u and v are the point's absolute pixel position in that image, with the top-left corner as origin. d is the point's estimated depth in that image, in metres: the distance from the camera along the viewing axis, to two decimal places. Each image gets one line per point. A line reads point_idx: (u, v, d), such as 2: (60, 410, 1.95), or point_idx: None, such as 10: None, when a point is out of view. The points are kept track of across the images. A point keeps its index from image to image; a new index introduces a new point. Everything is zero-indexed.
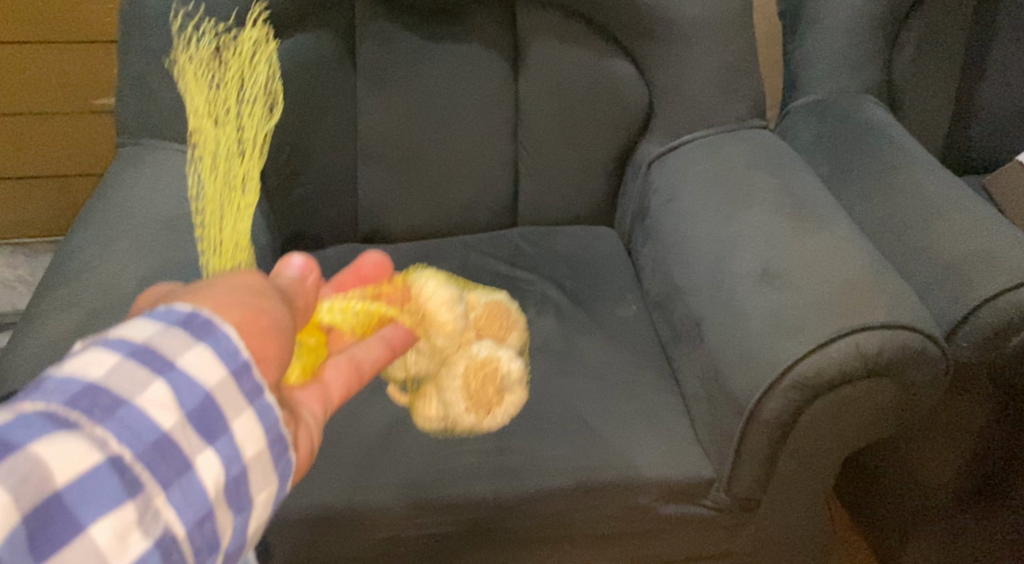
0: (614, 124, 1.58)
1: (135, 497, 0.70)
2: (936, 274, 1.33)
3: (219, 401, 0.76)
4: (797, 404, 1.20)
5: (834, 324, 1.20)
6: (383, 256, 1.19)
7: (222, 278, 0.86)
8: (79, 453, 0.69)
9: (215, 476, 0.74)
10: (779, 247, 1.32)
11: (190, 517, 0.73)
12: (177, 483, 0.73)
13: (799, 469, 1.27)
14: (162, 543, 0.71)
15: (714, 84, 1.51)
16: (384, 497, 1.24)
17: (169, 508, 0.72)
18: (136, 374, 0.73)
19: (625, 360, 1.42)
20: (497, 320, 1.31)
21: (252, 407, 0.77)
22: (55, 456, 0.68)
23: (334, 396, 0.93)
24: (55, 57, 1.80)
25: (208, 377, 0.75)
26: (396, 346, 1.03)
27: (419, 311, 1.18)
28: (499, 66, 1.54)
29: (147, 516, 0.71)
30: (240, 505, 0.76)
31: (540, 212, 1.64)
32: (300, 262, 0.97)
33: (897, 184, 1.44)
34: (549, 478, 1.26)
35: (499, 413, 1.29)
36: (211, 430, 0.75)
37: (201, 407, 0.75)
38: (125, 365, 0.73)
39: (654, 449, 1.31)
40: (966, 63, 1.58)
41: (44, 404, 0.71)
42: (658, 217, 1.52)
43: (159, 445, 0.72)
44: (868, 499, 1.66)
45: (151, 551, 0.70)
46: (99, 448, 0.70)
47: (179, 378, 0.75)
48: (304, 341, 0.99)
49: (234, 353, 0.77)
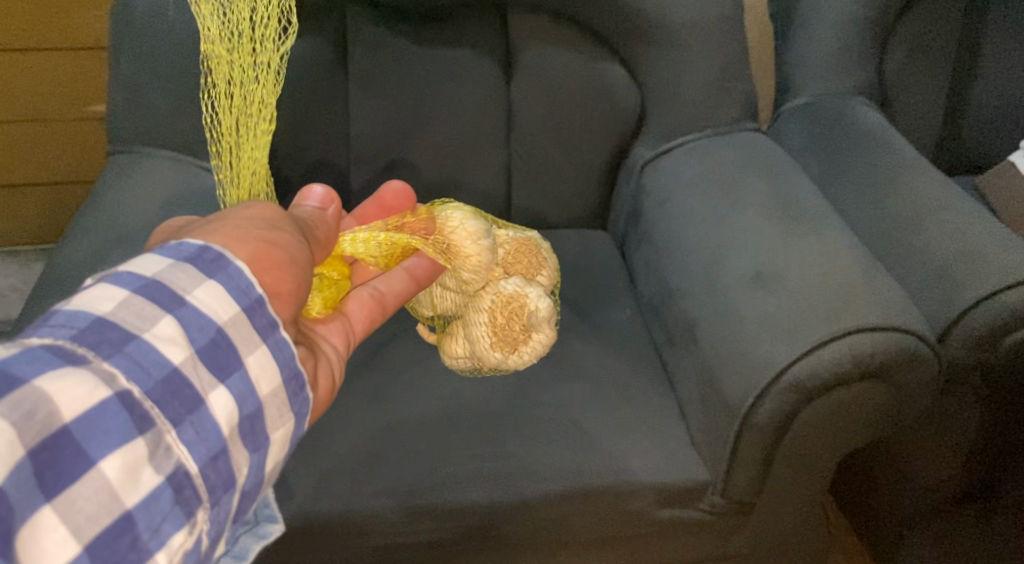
0: (606, 125, 1.47)
1: (146, 433, 0.71)
2: (934, 272, 1.21)
3: (232, 338, 0.77)
4: (791, 409, 1.07)
5: (825, 327, 1.07)
6: (405, 185, 1.14)
7: (233, 213, 0.89)
8: (86, 388, 0.69)
9: (229, 412, 0.75)
10: (772, 246, 1.19)
11: (204, 453, 0.73)
12: (189, 420, 0.73)
13: (788, 481, 1.14)
14: (174, 479, 0.71)
15: (709, 83, 1.41)
16: (378, 503, 1.10)
17: (182, 444, 0.72)
18: (145, 311, 0.74)
19: (635, 372, 1.27)
20: (526, 257, 1.20)
21: (265, 344, 0.80)
22: (60, 393, 0.68)
23: (356, 329, 1.03)
24: (44, 63, 1.73)
25: (221, 313, 0.78)
26: (419, 279, 1.13)
27: (443, 246, 1.10)
28: (484, 69, 1.44)
29: (158, 451, 0.71)
30: (254, 441, 0.78)
31: (533, 217, 1.53)
32: (320, 192, 0.99)
33: (921, 184, 1.33)
34: (554, 506, 1.13)
35: (525, 353, 1.19)
36: (224, 365, 0.76)
37: (212, 343, 0.76)
38: (134, 299, 0.74)
39: (677, 475, 1.15)
40: (957, 65, 1.58)
41: (51, 338, 0.70)
42: (650, 222, 1.39)
43: (170, 381, 0.73)
44: (862, 507, 1.43)
45: (163, 487, 0.71)
46: (108, 383, 0.70)
47: (190, 313, 0.76)
48: (326, 274, 1.01)
49: (244, 290, 0.79)
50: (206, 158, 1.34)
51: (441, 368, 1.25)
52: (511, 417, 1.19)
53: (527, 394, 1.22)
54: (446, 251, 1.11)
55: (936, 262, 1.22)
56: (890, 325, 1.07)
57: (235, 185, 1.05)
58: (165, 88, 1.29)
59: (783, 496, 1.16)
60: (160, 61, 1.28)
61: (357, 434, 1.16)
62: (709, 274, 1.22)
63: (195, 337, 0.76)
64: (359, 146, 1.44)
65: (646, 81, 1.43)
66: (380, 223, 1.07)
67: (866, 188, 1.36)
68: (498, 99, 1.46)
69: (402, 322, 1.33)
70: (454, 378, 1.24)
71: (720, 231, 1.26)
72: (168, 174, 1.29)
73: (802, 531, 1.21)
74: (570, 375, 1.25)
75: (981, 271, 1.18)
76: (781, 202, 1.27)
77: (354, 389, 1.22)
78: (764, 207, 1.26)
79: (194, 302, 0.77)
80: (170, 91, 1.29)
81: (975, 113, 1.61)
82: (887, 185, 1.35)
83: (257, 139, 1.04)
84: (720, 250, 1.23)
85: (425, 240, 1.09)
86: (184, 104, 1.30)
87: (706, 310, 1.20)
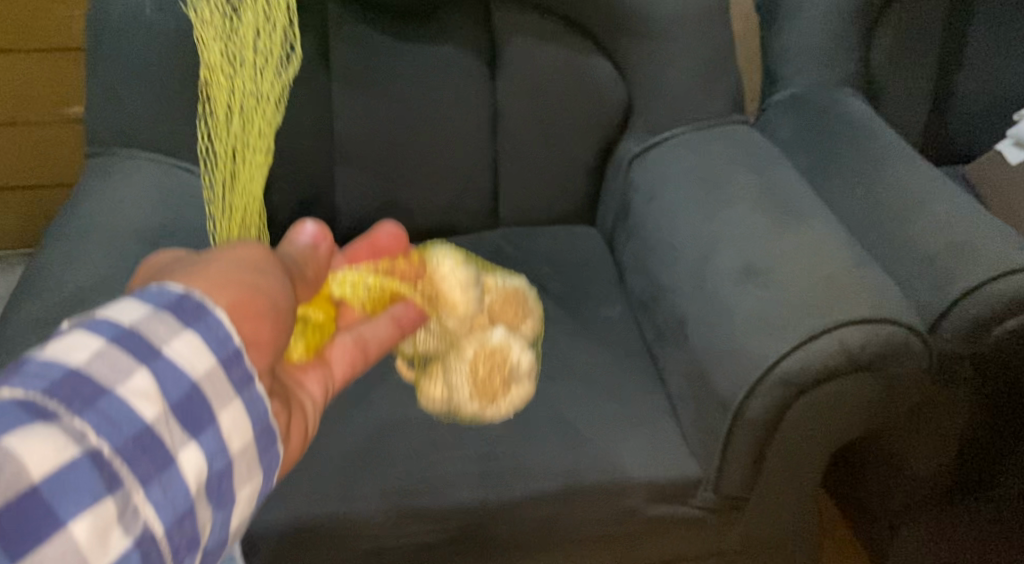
0: (592, 121, 1.46)
1: (114, 494, 0.61)
2: (923, 263, 1.20)
3: (205, 393, 0.67)
4: (783, 404, 1.06)
5: (816, 321, 1.06)
6: (400, 229, 1.04)
7: (221, 253, 0.78)
8: (55, 447, 0.59)
9: (199, 470, 0.65)
10: (761, 240, 1.18)
11: (171, 516, 0.63)
12: (157, 480, 0.63)
13: (781, 474, 1.13)
14: (141, 547, 0.61)
15: (695, 76, 1.41)
16: (368, 506, 1.09)
17: (150, 507, 0.62)
18: (120, 361, 0.64)
19: (625, 368, 1.26)
20: (514, 306, 1.11)
21: (240, 400, 0.69)
22: (26, 451, 0.58)
23: (335, 379, 0.91)
24: (20, 64, 1.71)
25: (197, 365, 0.67)
26: (406, 326, 0.97)
27: (433, 294, 1.01)
28: (469, 66, 1.43)
29: (126, 513, 0.61)
30: (222, 502, 0.67)
31: (521, 214, 1.52)
32: (312, 228, 0.91)
33: (909, 175, 1.33)
34: (547, 506, 1.12)
35: (503, 405, 1.13)
36: (198, 420, 0.66)
37: (188, 398, 0.66)
38: (110, 350, 0.64)
39: (670, 473, 1.14)
40: (944, 54, 1.57)
41: (19, 390, 0.60)
42: (638, 218, 1.38)
43: (142, 439, 0.63)
44: (853, 495, 1.43)
45: (131, 554, 0.60)
46: (78, 441, 0.60)
47: (166, 367, 0.66)
48: (309, 315, 0.90)
49: (224, 340, 0.69)
50: (188, 159, 1.32)
51: None
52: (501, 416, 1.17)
53: None
54: (433, 299, 1.01)
55: (926, 253, 1.21)
56: (881, 318, 1.06)
57: (228, 219, 1.01)
58: (144, 88, 1.27)
59: (777, 490, 1.15)
60: (138, 61, 1.27)
61: (346, 438, 1.15)
62: (699, 269, 1.21)
63: (169, 394, 0.65)
64: (343, 145, 1.42)
65: (633, 75, 1.42)
66: (369, 265, 0.98)
67: (854, 180, 1.36)
68: (484, 95, 1.44)
69: None
70: None
71: (710, 225, 1.25)
72: (149, 176, 1.28)
73: (796, 523, 1.20)
74: (561, 373, 1.24)
75: (972, 261, 1.17)
76: (769, 196, 1.26)
77: (343, 392, 1.21)
78: (752, 200, 1.25)
79: (172, 356, 0.66)
80: (149, 91, 1.28)
81: (960, 102, 1.61)
82: (875, 176, 1.34)
83: (253, 171, 1.00)
84: (709, 245, 1.22)
85: (413, 286, 0.99)
86: (163, 104, 1.28)
87: (697, 306, 1.19)
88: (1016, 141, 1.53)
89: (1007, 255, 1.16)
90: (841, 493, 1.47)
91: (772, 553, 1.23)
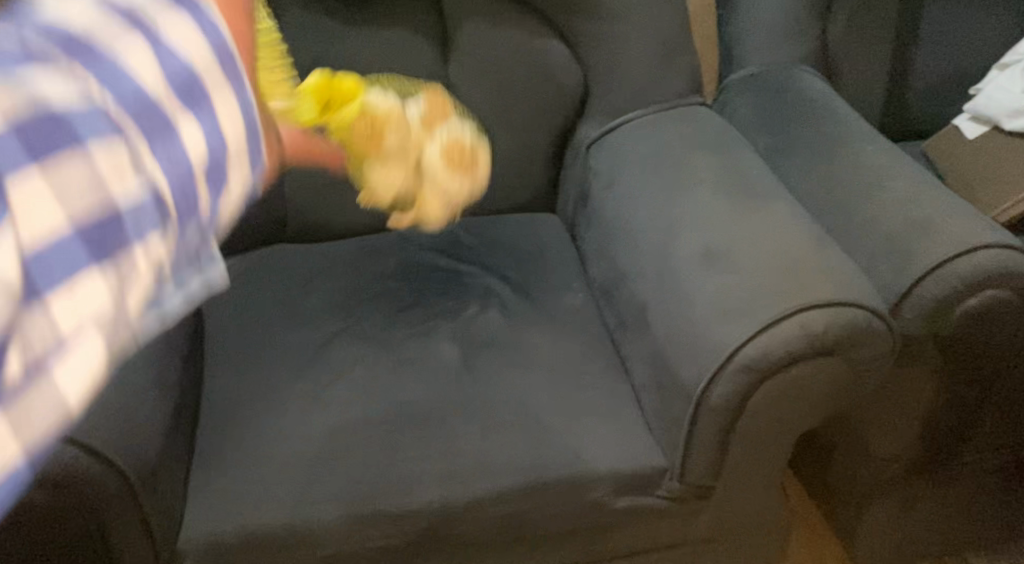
0: (548, 107, 1.43)
1: (121, 141, 0.51)
2: (882, 244, 1.19)
3: (106, 176, 0.49)
4: (746, 391, 1.04)
5: (777, 305, 1.05)
6: None
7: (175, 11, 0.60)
8: (74, 208, 0.48)
9: (84, 261, 0.48)
10: (720, 224, 1.16)
11: (174, 180, 0.54)
12: (53, 313, 0.47)
13: (747, 461, 1.11)
14: (155, 190, 0.52)
15: (654, 58, 1.37)
16: (323, 512, 1.06)
17: (156, 172, 0.53)
18: (31, 142, 0.47)
19: (587, 358, 1.24)
20: None
21: (238, 86, 0.59)
22: (22, 216, 0.46)
23: None
24: None
25: (193, 53, 0.57)
26: None
27: None
28: (421, 51, 1.40)
29: (130, 168, 0.51)
30: (125, 256, 0.50)
31: (479, 203, 1.48)
32: None
33: (870, 154, 1.31)
34: (508, 504, 1.09)
35: None
36: (109, 246, 0.49)
37: (91, 240, 0.48)
38: (58, 173, 0.47)
39: (633, 464, 1.12)
40: (898, 30, 1.56)
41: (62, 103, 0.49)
42: (597, 204, 1.35)
43: (84, 247, 0.48)
44: (820, 474, 1.43)
45: (140, 199, 0.51)
46: (135, 169, 0.51)
47: (84, 114, 0.49)
48: None
49: (179, 162, 0.54)
50: None
51: (388, 365, 1.21)
52: (462, 412, 1.15)
53: (476, 388, 1.18)
54: None
55: (886, 233, 1.20)
56: (843, 301, 1.05)
57: None
58: None
59: (743, 477, 1.13)
60: None
61: (301, 441, 1.11)
62: (659, 255, 1.19)
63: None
64: None
65: (589, 56, 1.39)
66: None
67: (815, 160, 1.34)
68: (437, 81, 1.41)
69: (345, 319, 1.28)
70: (402, 376, 1.19)
71: (669, 210, 1.22)
72: None
73: (764, 508, 1.18)
74: (521, 365, 1.21)
75: (933, 238, 1.16)
76: (729, 179, 1.23)
77: (296, 392, 1.18)
78: (712, 184, 1.23)
79: (148, 175, 0.52)
80: None
81: (921, 76, 1.59)
82: (836, 155, 1.33)
83: None
84: (669, 230, 1.20)
85: None
86: None
87: (659, 293, 1.16)
88: (972, 116, 1.52)
89: (968, 232, 1.15)
90: (809, 471, 1.46)
91: (740, 539, 1.21)
